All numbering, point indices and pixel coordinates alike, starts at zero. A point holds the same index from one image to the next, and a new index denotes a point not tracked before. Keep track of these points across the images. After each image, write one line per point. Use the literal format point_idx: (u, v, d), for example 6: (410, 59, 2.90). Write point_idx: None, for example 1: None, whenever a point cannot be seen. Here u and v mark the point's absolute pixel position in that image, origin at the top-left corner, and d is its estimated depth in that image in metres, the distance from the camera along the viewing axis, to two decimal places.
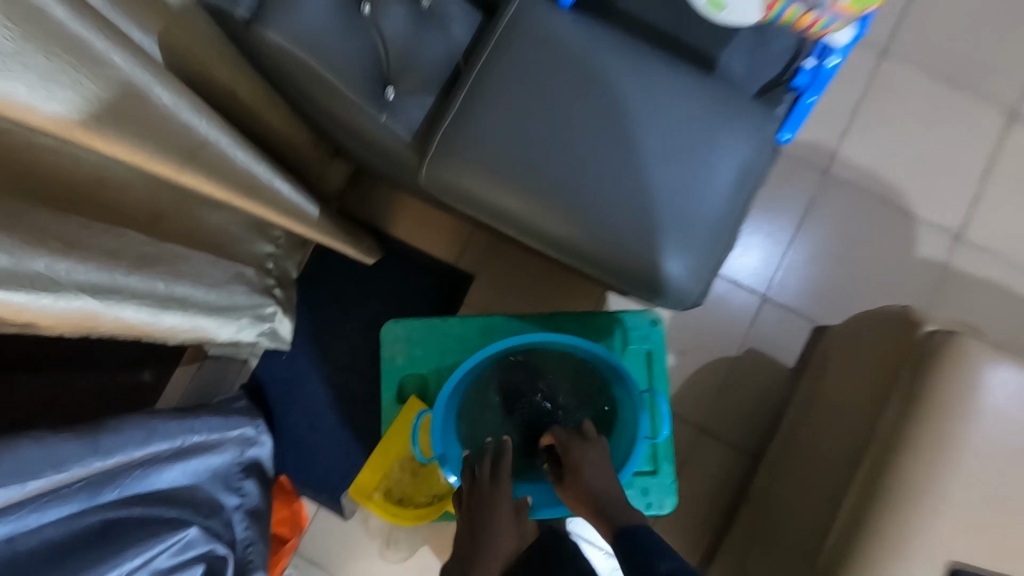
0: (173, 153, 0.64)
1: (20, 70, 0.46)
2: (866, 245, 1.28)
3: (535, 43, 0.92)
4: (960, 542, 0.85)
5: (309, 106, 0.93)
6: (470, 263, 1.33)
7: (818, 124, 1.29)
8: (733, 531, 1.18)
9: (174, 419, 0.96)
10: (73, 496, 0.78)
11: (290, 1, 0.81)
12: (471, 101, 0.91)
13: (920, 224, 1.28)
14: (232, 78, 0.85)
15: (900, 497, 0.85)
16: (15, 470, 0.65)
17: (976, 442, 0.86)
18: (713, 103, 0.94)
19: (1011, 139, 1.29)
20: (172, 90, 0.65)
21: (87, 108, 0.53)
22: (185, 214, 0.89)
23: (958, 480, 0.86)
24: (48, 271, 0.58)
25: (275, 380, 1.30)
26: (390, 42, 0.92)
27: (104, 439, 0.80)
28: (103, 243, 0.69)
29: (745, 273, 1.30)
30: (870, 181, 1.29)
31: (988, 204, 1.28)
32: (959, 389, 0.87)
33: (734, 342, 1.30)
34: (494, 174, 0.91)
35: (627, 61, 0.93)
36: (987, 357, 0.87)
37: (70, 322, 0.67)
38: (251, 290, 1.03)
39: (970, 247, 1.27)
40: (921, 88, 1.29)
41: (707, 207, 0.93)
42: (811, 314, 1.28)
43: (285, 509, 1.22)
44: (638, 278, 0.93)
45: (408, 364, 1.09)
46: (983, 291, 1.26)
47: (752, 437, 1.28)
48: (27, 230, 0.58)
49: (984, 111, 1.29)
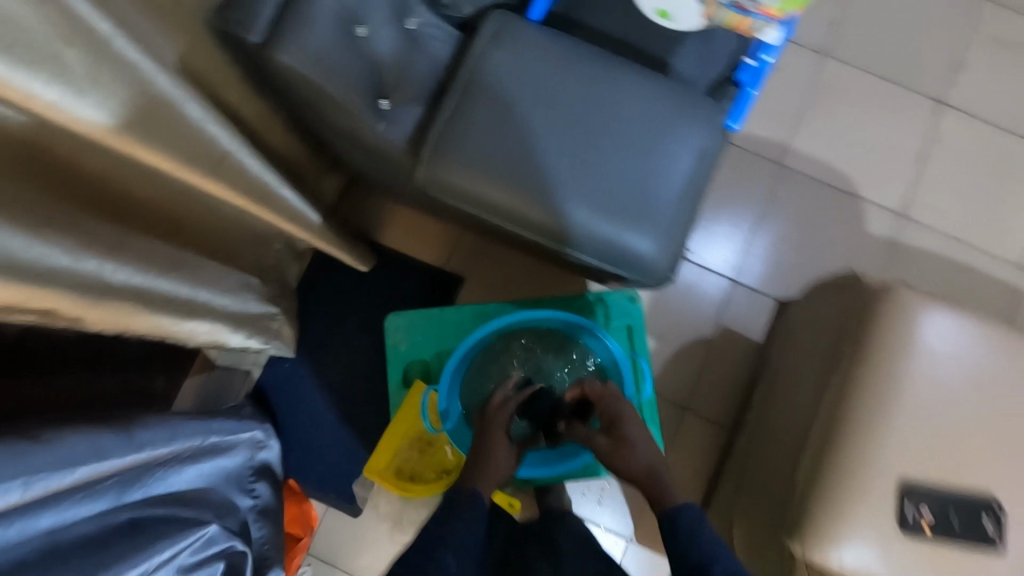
0: (199, 163, 0.68)
1: (83, 88, 0.51)
2: (821, 226, 1.42)
3: (502, 45, 0.94)
4: (914, 463, 0.84)
5: (307, 117, 0.90)
6: (458, 265, 1.40)
7: (769, 121, 1.44)
8: (718, 497, 1.16)
9: (193, 420, 1.03)
10: (107, 491, 0.83)
11: (294, 21, 0.78)
12: (458, 106, 0.91)
13: (867, 204, 1.43)
14: (241, 100, 0.87)
15: (864, 447, 0.84)
16: (66, 459, 0.72)
17: (920, 382, 0.86)
18: (674, 88, 0.95)
19: (941, 126, 1.46)
20: (201, 105, 0.67)
21: (146, 125, 0.59)
22: (200, 226, 0.94)
23: (908, 421, 0.85)
24: (98, 269, 0.67)
25: (281, 388, 1.35)
26: (384, 60, 0.90)
27: (137, 432, 0.87)
28: (140, 249, 0.76)
29: (713, 258, 1.40)
30: (820, 169, 1.44)
31: (925, 184, 1.44)
32: (904, 336, 0.87)
33: (708, 322, 1.38)
34: (467, 164, 0.90)
35: (588, 57, 0.94)
36: (923, 304, 0.89)
37: (107, 323, 0.72)
38: (258, 298, 1.10)
39: (913, 223, 1.42)
40: (856, 86, 1.47)
41: (673, 189, 0.92)
42: (774, 292, 1.39)
43: (295, 509, 1.30)
44: (612, 257, 0.92)
45: (411, 349, 1.10)
46: (928, 261, 1.41)
47: (731, 410, 1.35)
48: (67, 230, 0.63)
49: (914, 103, 1.46)
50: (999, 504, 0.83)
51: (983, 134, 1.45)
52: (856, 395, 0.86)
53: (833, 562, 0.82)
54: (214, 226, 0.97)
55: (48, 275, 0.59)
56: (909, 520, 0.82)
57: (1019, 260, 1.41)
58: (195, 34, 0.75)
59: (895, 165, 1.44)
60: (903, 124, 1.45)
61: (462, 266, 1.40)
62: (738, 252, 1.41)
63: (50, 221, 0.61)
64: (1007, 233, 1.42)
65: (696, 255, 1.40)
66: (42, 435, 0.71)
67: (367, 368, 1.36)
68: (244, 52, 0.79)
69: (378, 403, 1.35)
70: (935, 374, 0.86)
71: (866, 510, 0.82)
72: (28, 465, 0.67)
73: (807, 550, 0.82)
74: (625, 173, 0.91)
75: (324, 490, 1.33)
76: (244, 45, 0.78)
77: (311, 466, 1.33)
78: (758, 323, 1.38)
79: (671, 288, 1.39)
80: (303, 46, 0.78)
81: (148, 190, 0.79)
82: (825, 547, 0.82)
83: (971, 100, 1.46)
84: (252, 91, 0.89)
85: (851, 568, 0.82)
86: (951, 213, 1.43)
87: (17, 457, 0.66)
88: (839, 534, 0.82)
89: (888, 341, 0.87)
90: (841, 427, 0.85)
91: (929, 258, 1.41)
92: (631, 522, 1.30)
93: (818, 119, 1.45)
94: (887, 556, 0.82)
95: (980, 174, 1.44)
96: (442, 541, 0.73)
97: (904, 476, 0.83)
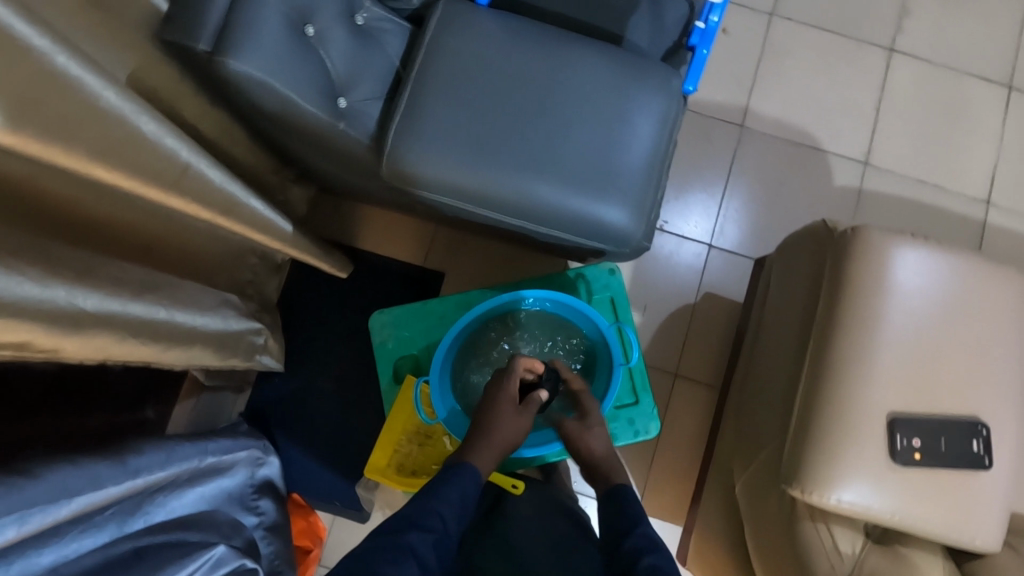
0: (158, 179, 0.67)
1: (28, 113, 0.50)
2: (787, 183, 1.44)
3: (454, 32, 0.94)
4: (899, 396, 0.86)
5: (267, 123, 0.90)
6: (438, 260, 1.40)
7: (728, 86, 1.46)
8: (717, 458, 1.18)
9: (188, 442, 1.03)
10: (106, 523, 0.83)
11: (244, 27, 0.77)
12: (415, 95, 0.92)
13: (831, 156, 1.46)
14: (199, 116, 0.86)
15: (850, 385, 0.86)
16: (60, 490, 0.71)
17: (896, 316, 0.88)
18: (626, 57, 0.96)
19: (893, 72, 1.49)
20: (155, 118, 0.66)
21: (97, 143, 0.58)
22: (172, 246, 0.92)
23: (890, 356, 0.87)
24: (68, 297, 0.65)
25: (274, 404, 1.34)
26: (335, 61, 0.89)
27: (130, 459, 0.86)
28: (109, 273, 0.75)
29: (689, 227, 1.42)
30: (781, 127, 1.46)
31: (885, 130, 1.47)
32: (876, 275, 0.89)
33: (690, 289, 1.40)
34: (432, 153, 0.90)
35: (539, 36, 0.95)
36: (892, 242, 0.91)
37: (86, 354, 0.71)
38: (239, 314, 1.10)
39: (877, 170, 1.45)
40: (809, 41, 1.49)
41: (635, 155, 0.93)
42: (751, 252, 1.41)
43: (302, 521, 1.29)
44: (585, 230, 0.92)
45: (398, 345, 1.11)
46: (895, 205, 1.44)
47: (720, 372, 1.37)
48: (29, 259, 0.61)
49: (866, 53, 1.49)
50: (983, 423, 0.86)
51: (934, 76, 1.49)
52: (836, 338, 0.88)
53: (832, 501, 0.83)
54: (186, 245, 0.96)
55: (11, 309, 0.58)
56: (898, 449, 0.84)
57: (981, 194, 1.45)
58: (141, 50, 0.74)
59: (854, 116, 1.47)
60: (857, 75, 1.48)
61: (441, 261, 1.40)
62: (713, 218, 1.43)
63: (11, 252, 0.60)
64: (966, 170, 1.46)
65: (672, 225, 1.42)
66: (34, 468, 0.70)
67: (359, 373, 1.35)
68: (197, 63, 0.78)
69: (373, 407, 1.34)
70: (909, 306, 0.89)
71: (858, 448, 0.84)
72: (22, 501, 0.66)
73: (807, 492, 0.84)
74: (588, 147, 0.92)
75: (330, 500, 1.32)
76: (193, 55, 0.77)
77: (314, 478, 1.31)
78: (739, 285, 1.40)
79: (651, 260, 1.41)
80: (256, 54, 0.77)
81: (115, 212, 0.78)
82: (824, 488, 0.83)
83: (919, 45, 1.50)
84: (209, 105, 0.88)
85: (850, 506, 0.83)
86: (912, 156, 1.46)
87: (9, 493, 0.64)
88: (835, 474, 0.83)
89: (861, 280, 0.89)
90: (828, 370, 0.87)
91: (896, 202, 1.44)
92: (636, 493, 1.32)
93: (775, 78, 1.48)
94: (883, 489, 0.84)
95: (935, 115, 1.48)
96: (416, 524, 0.72)
97: (893, 410, 0.86)
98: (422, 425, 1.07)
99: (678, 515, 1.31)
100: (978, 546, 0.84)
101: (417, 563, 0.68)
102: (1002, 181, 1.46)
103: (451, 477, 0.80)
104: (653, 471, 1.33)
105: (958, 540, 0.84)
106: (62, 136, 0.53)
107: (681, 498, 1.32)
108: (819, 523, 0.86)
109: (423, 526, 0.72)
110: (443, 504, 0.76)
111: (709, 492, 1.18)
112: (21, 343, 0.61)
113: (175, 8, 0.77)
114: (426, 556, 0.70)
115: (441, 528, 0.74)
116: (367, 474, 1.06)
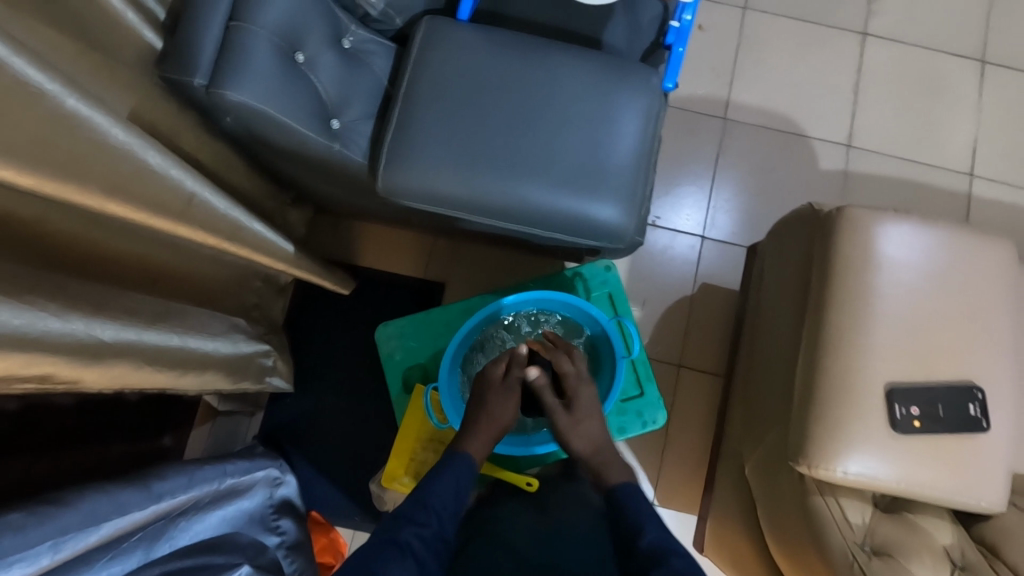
0: (165, 212, 0.70)
1: (43, 165, 0.53)
2: (776, 168, 1.47)
3: (441, 49, 0.97)
4: (894, 365, 0.88)
5: (263, 150, 0.93)
6: (438, 269, 1.42)
7: (709, 81, 1.50)
8: (728, 444, 1.19)
9: (208, 465, 1.04)
10: (133, 549, 0.82)
11: (238, 59, 0.80)
12: (406, 111, 0.95)
13: (815, 142, 1.49)
14: (197, 146, 0.88)
15: (847, 361, 0.88)
16: (89, 516, 0.73)
17: (887, 290, 0.91)
18: (606, 60, 1.00)
19: (868, 56, 1.52)
20: (159, 152, 0.69)
21: (110, 181, 0.61)
22: (181, 274, 0.95)
23: (884, 329, 0.89)
24: (84, 329, 0.68)
25: (286, 424, 1.35)
26: (326, 83, 0.93)
27: (153, 483, 0.88)
28: (121, 302, 0.77)
29: (681, 221, 1.45)
30: (763, 115, 1.49)
31: (865, 112, 1.50)
32: (864, 249, 0.92)
33: (688, 281, 1.42)
34: (427, 167, 0.92)
35: (522, 47, 0.98)
36: (876, 219, 0.94)
37: (105, 383, 0.74)
38: (247, 336, 1.12)
39: (862, 151, 1.48)
40: (784, 31, 1.53)
41: (620, 153, 0.96)
42: (743, 240, 1.44)
43: (323, 538, 1.26)
44: (581, 228, 0.95)
45: (406, 356, 1.14)
46: (881, 184, 1.47)
47: (723, 359, 1.39)
48: (51, 296, 0.64)
49: (840, 38, 1.53)
50: (978, 387, 0.89)
51: (909, 56, 1.52)
52: (829, 314, 0.91)
53: (839, 474, 0.85)
54: (192, 275, 0.98)
55: (34, 341, 0.60)
56: (898, 418, 0.86)
57: (964, 167, 1.48)
58: (140, 89, 0.78)
59: (834, 101, 1.50)
60: (833, 59, 1.52)
61: (441, 271, 1.42)
62: (704, 210, 1.45)
63: (30, 287, 0.62)
64: (948, 145, 1.49)
65: (664, 220, 1.45)
66: (64, 497, 0.72)
67: (369, 389, 1.37)
68: (192, 96, 0.82)
69: (383, 420, 1.35)
70: (896, 278, 0.91)
71: (861, 418, 0.87)
72: (55, 529, 0.68)
73: (815, 468, 0.86)
74: (577, 148, 0.95)
75: (349, 516, 1.32)
76: (188, 88, 0.80)
77: (331, 495, 1.32)
78: (734, 272, 1.43)
79: (646, 256, 1.43)
80: (249, 84, 0.80)
81: (122, 244, 0.81)
82: (830, 461, 0.85)
83: (891, 28, 1.54)
84: (208, 137, 0.90)
85: (857, 477, 0.85)
86: (893, 135, 1.49)
87: (43, 521, 0.67)
88: (840, 447, 0.85)
89: (849, 257, 0.92)
90: (823, 348, 0.90)
91: (882, 180, 1.47)
92: (650, 487, 1.33)
93: (753, 69, 1.51)
94: (888, 458, 0.86)
95: (912, 93, 1.51)
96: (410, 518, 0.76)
97: (891, 381, 0.88)
98: (435, 431, 1.09)
99: (693, 504, 1.33)
100: (985, 507, 0.86)
101: (414, 563, 0.70)
102: (984, 152, 1.49)
103: (442, 479, 0.84)
104: (665, 459, 1.35)
105: (966, 503, 0.86)
106: (70, 174, 0.55)
107: (695, 489, 1.33)
108: (828, 497, 0.88)
109: (418, 521, 0.75)
110: (438, 502, 0.79)
111: (722, 479, 1.18)
112: (45, 374, 0.64)
113: (170, 44, 0.81)
114: (421, 552, 0.73)
115: (436, 522, 0.77)
116: (385, 484, 1.08)
